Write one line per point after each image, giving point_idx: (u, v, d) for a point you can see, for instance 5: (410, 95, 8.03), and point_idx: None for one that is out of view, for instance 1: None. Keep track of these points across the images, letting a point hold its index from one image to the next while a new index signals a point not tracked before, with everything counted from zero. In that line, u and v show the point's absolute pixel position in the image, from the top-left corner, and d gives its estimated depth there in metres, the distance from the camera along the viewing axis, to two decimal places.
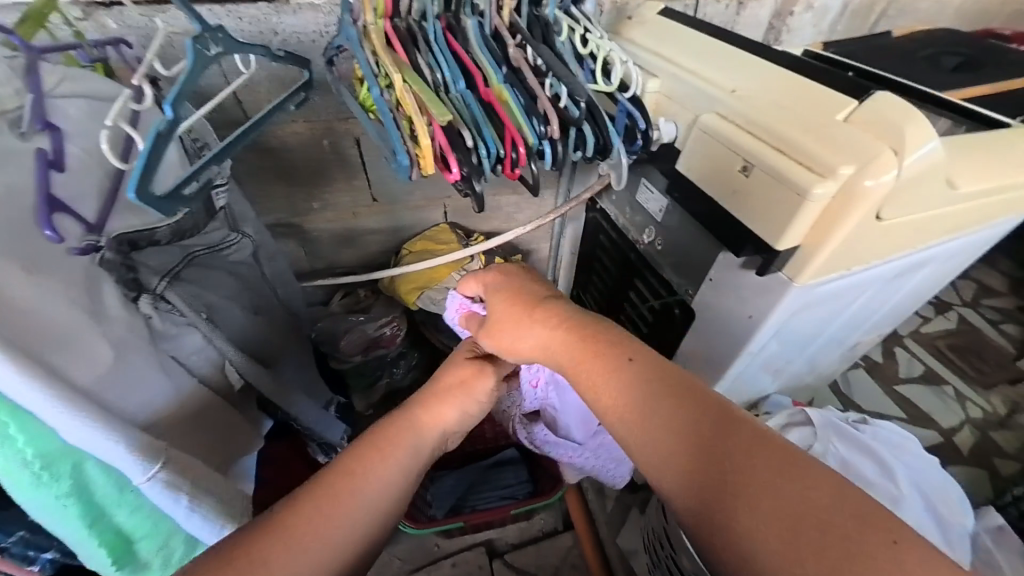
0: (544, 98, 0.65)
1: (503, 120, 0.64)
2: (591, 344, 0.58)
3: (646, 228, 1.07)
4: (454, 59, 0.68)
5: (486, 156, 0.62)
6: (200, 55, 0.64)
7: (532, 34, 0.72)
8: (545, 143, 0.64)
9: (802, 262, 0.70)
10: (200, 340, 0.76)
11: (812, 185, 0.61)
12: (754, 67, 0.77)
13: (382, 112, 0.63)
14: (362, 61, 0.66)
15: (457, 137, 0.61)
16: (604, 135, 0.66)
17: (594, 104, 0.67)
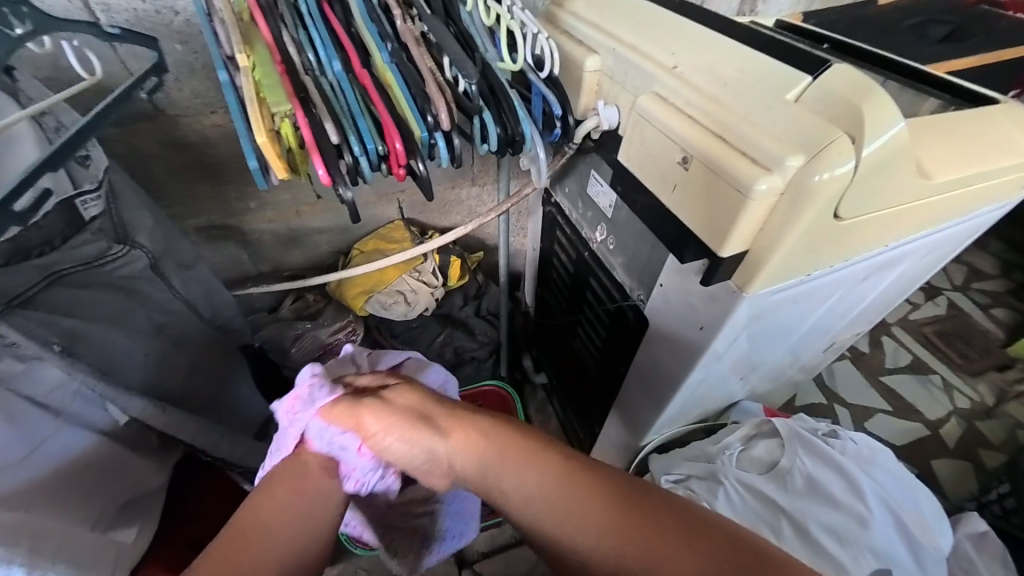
0: (433, 81, 0.54)
1: (382, 108, 0.52)
2: (509, 443, 0.53)
3: (600, 225, 0.97)
4: (329, 35, 0.56)
5: (361, 154, 0.51)
6: (3, 36, 0.53)
7: (429, 4, 0.60)
8: (436, 136, 0.53)
9: (752, 268, 0.59)
10: (60, 374, 0.65)
11: (755, 180, 0.50)
12: (698, 38, 0.66)
13: (229, 100, 0.51)
14: (210, 39, 0.54)
15: (320, 132, 0.50)
16: (511, 126, 0.56)
17: (498, 89, 0.56)
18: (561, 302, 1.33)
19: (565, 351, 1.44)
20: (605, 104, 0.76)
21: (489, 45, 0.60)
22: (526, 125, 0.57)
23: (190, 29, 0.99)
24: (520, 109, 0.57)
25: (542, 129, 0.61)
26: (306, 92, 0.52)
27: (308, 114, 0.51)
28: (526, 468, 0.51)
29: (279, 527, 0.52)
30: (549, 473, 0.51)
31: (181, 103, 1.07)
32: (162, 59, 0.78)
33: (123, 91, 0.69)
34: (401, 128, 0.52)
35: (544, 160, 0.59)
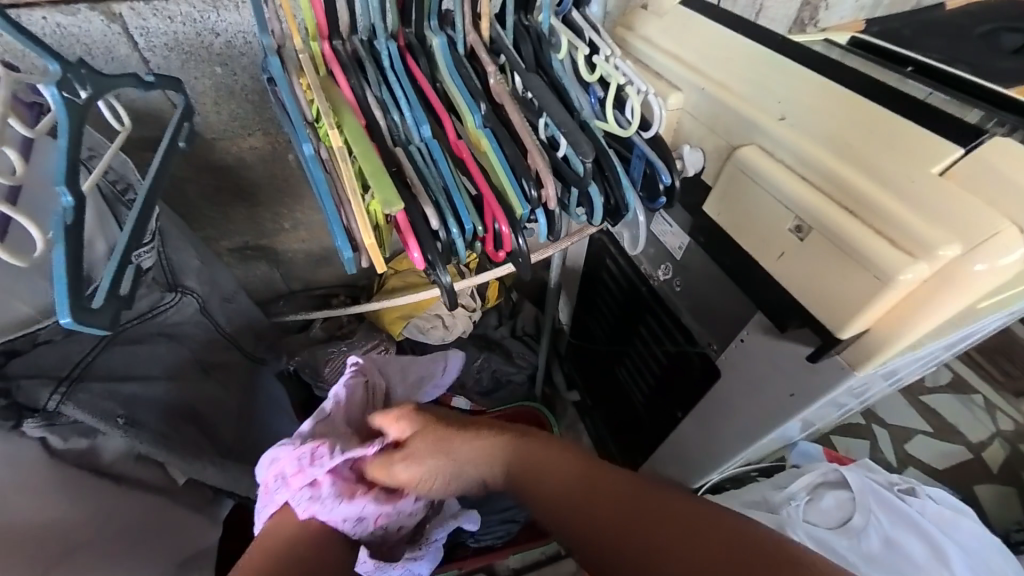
0: (536, 150, 0.48)
1: (480, 183, 0.47)
2: (532, 447, 0.56)
3: (664, 263, 0.90)
4: (417, 94, 0.51)
5: (459, 236, 0.46)
6: (71, 105, 0.49)
7: (521, 53, 0.54)
8: (538, 212, 0.48)
9: (870, 349, 0.54)
10: (123, 442, 0.63)
11: (899, 269, 0.46)
12: (811, 82, 0.59)
13: (314, 177, 0.46)
14: (288, 102, 0.48)
15: (418, 216, 0.45)
16: (617, 196, 0.50)
17: (603, 155, 0.51)
18: (605, 330, 1.29)
19: (605, 378, 1.40)
20: (688, 148, 0.69)
21: (587, 101, 0.53)
22: (632, 193, 0.51)
23: (230, 50, 0.90)
24: (625, 175, 0.50)
25: (643, 192, 0.55)
26: (397, 166, 0.47)
27: (403, 193, 0.46)
28: (557, 474, 0.55)
29: None
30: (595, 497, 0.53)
31: (218, 126, 1.00)
32: (189, 102, 0.74)
33: (167, 139, 0.68)
34: (501, 205, 0.47)
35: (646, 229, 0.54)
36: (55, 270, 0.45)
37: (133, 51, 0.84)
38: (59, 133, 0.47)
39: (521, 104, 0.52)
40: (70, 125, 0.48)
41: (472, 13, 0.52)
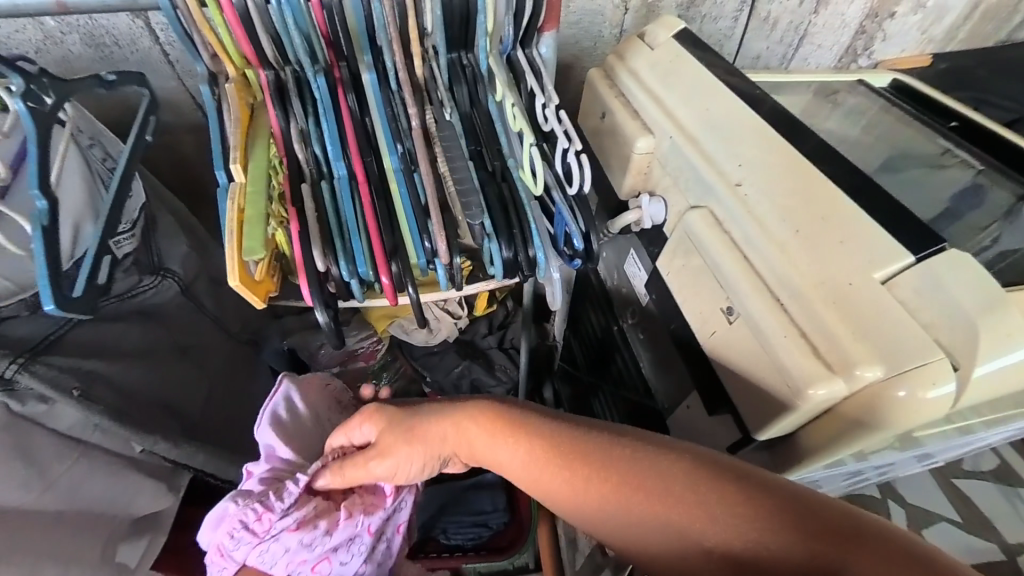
0: (435, 205, 0.50)
1: (376, 230, 0.49)
2: (506, 425, 0.53)
3: (631, 307, 0.83)
4: (338, 130, 0.53)
5: (350, 279, 0.49)
6: (38, 115, 0.60)
7: (453, 97, 0.55)
8: (436, 264, 0.51)
9: (790, 458, 0.50)
10: (77, 413, 0.67)
11: (809, 382, 0.41)
12: (776, 143, 0.54)
13: (219, 208, 0.49)
14: (214, 126, 0.50)
15: (308, 258, 0.48)
16: (524, 254, 0.52)
17: (513, 215, 0.53)
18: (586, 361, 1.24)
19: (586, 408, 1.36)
20: (649, 197, 0.64)
21: (513, 150, 0.55)
22: (541, 252, 0.53)
23: None
24: (535, 236, 0.52)
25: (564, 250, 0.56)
26: (302, 205, 0.50)
27: (300, 232, 0.49)
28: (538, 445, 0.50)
29: None
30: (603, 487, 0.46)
31: None
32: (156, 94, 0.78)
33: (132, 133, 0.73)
34: (397, 256, 0.50)
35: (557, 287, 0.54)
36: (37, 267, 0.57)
37: (155, 44, 0.90)
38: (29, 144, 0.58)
39: (441, 151, 0.53)
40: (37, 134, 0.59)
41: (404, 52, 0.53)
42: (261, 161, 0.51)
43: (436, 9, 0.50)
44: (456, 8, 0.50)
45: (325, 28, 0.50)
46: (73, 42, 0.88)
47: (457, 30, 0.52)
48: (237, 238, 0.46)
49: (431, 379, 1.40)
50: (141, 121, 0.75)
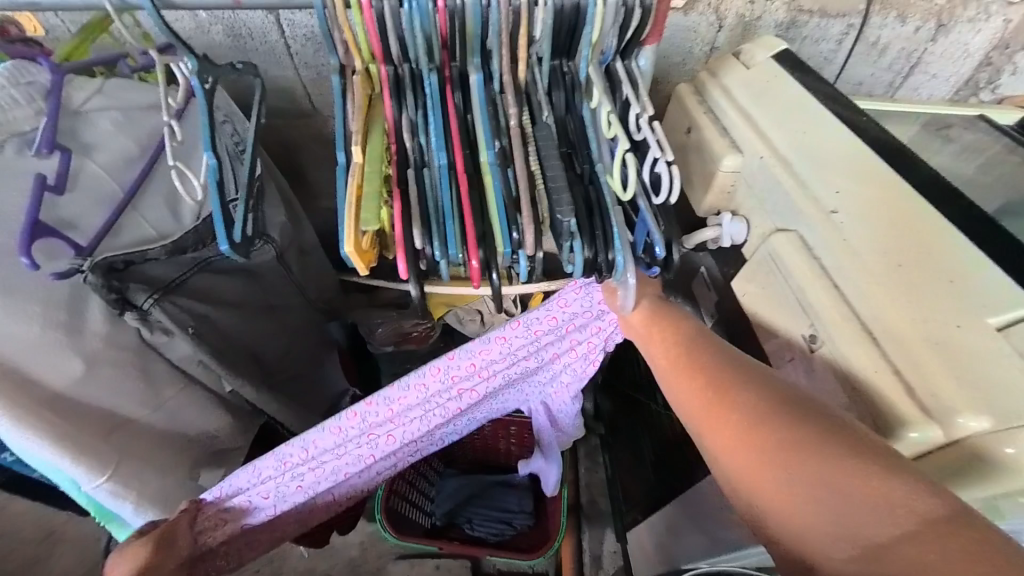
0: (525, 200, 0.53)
1: (467, 218, 0.54)
2: (662, 327, 0.56)
3: None
4: (443, 125, 0.58)
5: (442, 260, 0.55)
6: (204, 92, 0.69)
7: (552, 99, 0.58)
8: (520, 255, 0.55)
9: None
10: (191, 348, 0.75)
11: (905, 424, 0.40)
12: (877, 177, 0.53)
13: (339, 184, 0.56)
14: (339, 114, 0.57)
15: (408, 238, 0.54)
16: (601, 255, 0.54)
17: (597, 216, 0.55)
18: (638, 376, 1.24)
19: (630, 424, 1.34)
20: (730, 217, 0.64)
21: (602, 156, 0.57)
22: (620, 256, 0.55)
23: None
24: (617, 239, 0.54)
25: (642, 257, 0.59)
26: (407, 188, 0.55)
27: (403, 212, 0.55)
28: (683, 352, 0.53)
29: None
30: (745, 440, 0.44)
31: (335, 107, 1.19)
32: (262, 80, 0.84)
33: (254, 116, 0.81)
34: (485, 244, 0.54)
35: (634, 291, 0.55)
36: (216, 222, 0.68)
37: (281, 38, 1.03)
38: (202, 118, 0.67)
39: (536, 149, 0.57)
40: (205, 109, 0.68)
41: (511, 55, 0.56)
42: (376, 146, 0.58)
43: (547, 19, 0.52)
44: (565, 17, 0.53)
45: (444, 31, 0.54)
46: (216, 32, 1.02)
47: (563, 38, 0.55)
48: (353, 213, 0.53)
49: None
50: (257, 96, 0.82)
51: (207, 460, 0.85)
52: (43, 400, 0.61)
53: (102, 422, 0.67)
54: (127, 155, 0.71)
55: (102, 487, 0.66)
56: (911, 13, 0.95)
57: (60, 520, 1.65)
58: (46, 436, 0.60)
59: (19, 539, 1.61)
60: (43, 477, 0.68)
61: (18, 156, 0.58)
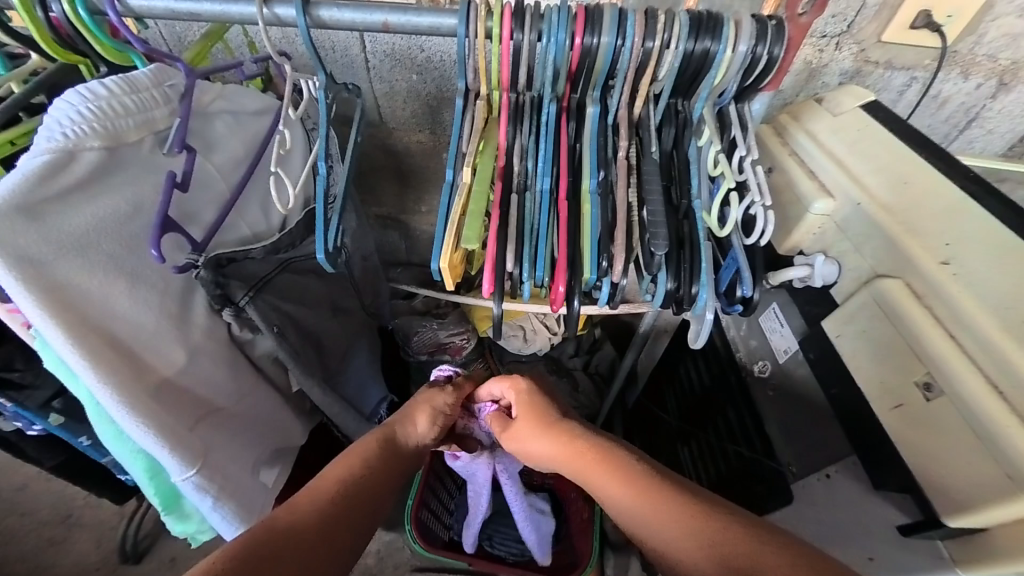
0: (622, 229, 0.52)
1: (560, 241, 0.54)
2: (601, 448, 0.61)
3: (761, 360, 0.85)
4: (553, 152, 0.59)
5: (527, 283, 0.54)
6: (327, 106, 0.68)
7: (661, 133, 0.59)
8: (603, 282, 0.53)
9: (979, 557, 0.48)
10: (274, 347, 0.77)
11: None
12: (997, 237, 0.55)
13: (443, 201, 0.56)
14: (456, 134, 0.59)
15: (499, 259, 0.54)
16: (688, 289, 0.52)
17: (684, 251, 0.53)
18: (679, 407, 1.23)
19: (665, 452, 1.33)
20: (823, 258, 0.66)
21: (702, 193, 0.56)
22: (704, 291, 0.53)
23: (427, 63, 1.10)
24: (703, 274, 0.52)
25: (724, 295, 0.56)
26: (506, 209, 0.56)
27: (498, 232, 0.55)
28: (615, 486, 0.56)
29: (329, 480, 0.60)
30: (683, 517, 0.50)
31: (402, 120, 1.23)
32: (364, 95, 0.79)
33: (353, 138, 0.76)
34: (572, 269, 0.53)
35: (711, 329, 0.53)
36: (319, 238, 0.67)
37: (362, 53, 1.08)
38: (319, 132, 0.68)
39: (637, 180, 0.56)
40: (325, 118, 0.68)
41: (630, 89, 0.57)
42: (484, 166, 0.58)
43: (676, 63, 0.53)
44: (693, 61, 0.53)
45: (574, 66, 0.55)
46: None
47: (683, 80, 0.56)
48: (453, 227, 0.55)
49: None
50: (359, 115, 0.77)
51: (269, 457, 0.86)
52: (150, 389, 0.62)
53: (194, 413, 0.69)
54: (236, 159, 0.74)
55: (190, 479, 0.67)
56: (976, 70, 0.91)
57: (77, 503, 1.63)
58: (152, 425, 0.61)
59: (35, 520, 1.60)
60: (131, 459, 0.70)
61: (152, 154, 0.61)
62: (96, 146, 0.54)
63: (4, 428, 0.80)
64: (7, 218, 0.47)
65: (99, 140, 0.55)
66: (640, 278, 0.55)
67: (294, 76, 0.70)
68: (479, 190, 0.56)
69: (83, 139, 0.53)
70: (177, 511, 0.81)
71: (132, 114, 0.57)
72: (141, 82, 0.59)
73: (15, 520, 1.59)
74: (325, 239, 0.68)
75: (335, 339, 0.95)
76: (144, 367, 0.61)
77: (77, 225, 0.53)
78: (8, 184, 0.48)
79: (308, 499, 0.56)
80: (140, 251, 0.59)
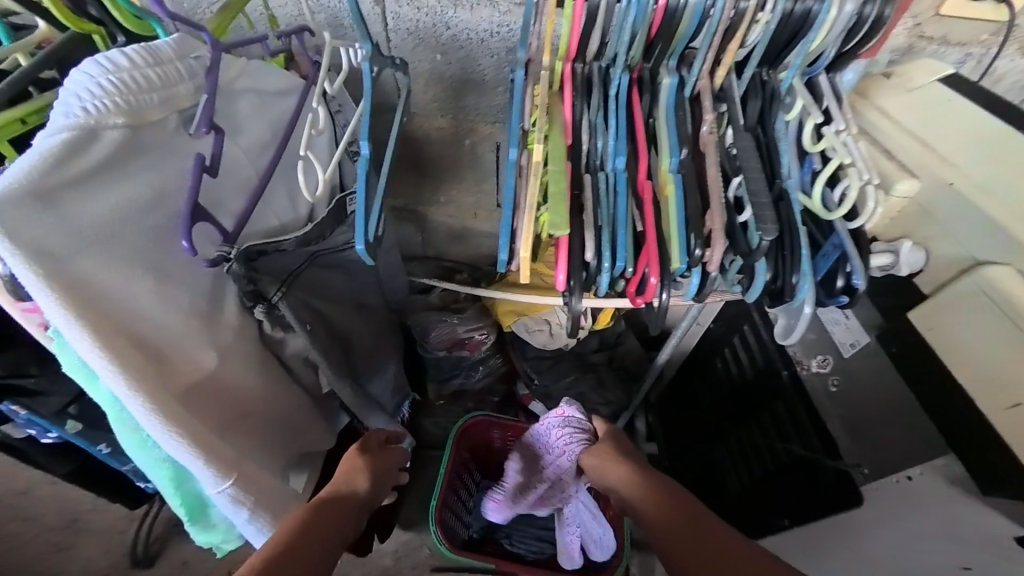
0: (718, 211, 0.47)
1: (647, 226, 0.48)
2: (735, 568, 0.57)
3: (823, 355, 0.80)
4: (627, 128, 0.53)
5: (607, 273, 0.49)
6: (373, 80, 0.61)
7: (746, 106, 0.53)
8: (694, 271, 0.48)
9: None
10: (304, 345, 0.72)
11: None
12: None
13: (508, 184, 0.51)
14: (518, 108, 0.53)
15: (577, 247, 0.49)
16: (787, 280, 0.47)
17: (787, 238, 0.48)
18: (715, 402, 1.17)
19: (696, 448, 1.26)
20: (909, 245, 0.61)
21: (793, 170, 0.51)
22: (806, 281, 0.47)
23: (453, 42, 1.02)
24: (806, 261, 0.47)
25: (820, 285, 0.51)
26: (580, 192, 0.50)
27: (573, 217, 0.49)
28: None
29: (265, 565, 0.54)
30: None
31: (422, 105, 1.15)
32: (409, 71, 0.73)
33: (398, 126, 0.69)
34: (660, 258, 0.48)
35: (811, 323, 0.49)
36: (357, 228, 0.62)
37: (383, 31, 1.01)
38: (364, 104, 0.61)
39: (722, 160, 0.51)
40: (369, 94, 0.61)
41: (713, 58, 0.51)
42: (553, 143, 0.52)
43: (770, 24, 0.48)
44: (790, 23, 0.48)
45: (655, 31, 0.49)
46: None
47: (774, 46, 0.50)
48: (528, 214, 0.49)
49: (538, 382, 1.39)
50: (404, 93, 0.71)
51: (294, 464, 0.80)
52: (181, 396, 0.56)
53: (224, 420, 0.63)
54: (262, 143, 0.67)
55: (224, 491, 0.61)
56: None
57: (83, 508, 1.57)
58: (185, 436, 0.55)
59: (40, 525, 1.54)
60: (158, 466, 0.64)
61: (176, 135, 0.54)
62: (119, 124, 0.48)
63: (13, 436, 0.74)
64: (22, 206, 0.41)
65: (121, 116, 0.48)
66: (728, 266, 0.50)
67: (330, 49, 0.64)
68: (549, 170, 0.50)
69: (105, 115, 0.47)
70: (202, 520, 0.75)
71: (155, 88, 0.51)
72: (163, 53, 0.52)
73: (19, 525, 1.54)
74: (365, 229, 0.62)
75: (360, 337, 0.89)
76: (175, 372, 0.56)
77: (99, 213, 0.46)
78: (22, 167, 0.41)
79: None
80: (166, 244, 0.54)
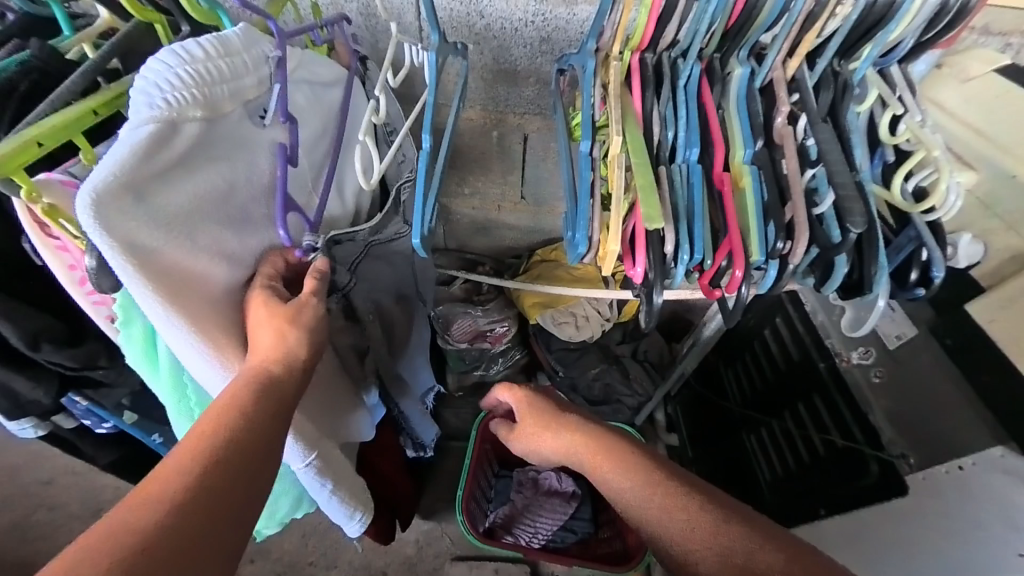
0: (800, 203, 0.48)
1: (728, 219, 0.49)
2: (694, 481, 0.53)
3: (863, 346, 0.83)
4: (699, 119, 0.52)
5: (685, 262, 0.50)
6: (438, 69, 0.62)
7: (818, 96, 0.52)
8: (772, 262, 0.49)
9: None
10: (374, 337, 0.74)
11: None
12: None
13: (584, 176, 0.52)
14: (588, 97, 0.53)
15: (656, 239, 0.49)
16: (865, 272, 0.49)
17: (870, 233, 0.49)
18: (743, 394, 1.16)
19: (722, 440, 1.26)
20: (968, 237, 0.61)
21: (865, 163, 0.51)
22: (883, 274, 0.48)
23: (487, 32, 0.97)
24: (885, 254, 0.48)
25: (891, 278, 0.53)
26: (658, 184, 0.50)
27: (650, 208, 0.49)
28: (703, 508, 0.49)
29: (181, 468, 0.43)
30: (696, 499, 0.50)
31: None
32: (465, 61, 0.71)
33: (454, 113, 0.68)
34: (741, 250, 0.49)
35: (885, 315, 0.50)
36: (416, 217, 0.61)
37: None
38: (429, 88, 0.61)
39: (797, 151, 0.51)
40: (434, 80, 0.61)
41: (788, 49, 0.51)
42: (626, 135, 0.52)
43: (852, 14, 0.48)
44: (873, 12, 0.48)
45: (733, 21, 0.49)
46: None
47: (852, 36, 0.50)
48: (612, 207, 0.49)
49: (563, 374, 1.39)
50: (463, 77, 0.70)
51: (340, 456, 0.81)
52: None
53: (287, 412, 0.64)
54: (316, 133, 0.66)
55: (310, 466, 0.63)
56: None
57: (107, 498, 1.59)
58: None
59: (65, 514, 1.56)
60: None
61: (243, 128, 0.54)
62: (198, 117, 0.48)
63: (65, 426, 0.74)
64: (116, 198, 0.41)
65: (199, 109, 0.48)
66: (805, 258, 0.50)
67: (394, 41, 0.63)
68: (627, 162, 0.50)
69: (185, 107, 0.47)
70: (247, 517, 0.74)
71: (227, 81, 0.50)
72: (233, 44, 0.51)
73: (45, 514, 1.56)
74: (421, 222, 0.62)
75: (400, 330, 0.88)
76: None
77: (183, 205, 0.47)
78: (116, 158, 0.42)
79: (168, 499, 0.41)
80: (241, 236, 0.53)
